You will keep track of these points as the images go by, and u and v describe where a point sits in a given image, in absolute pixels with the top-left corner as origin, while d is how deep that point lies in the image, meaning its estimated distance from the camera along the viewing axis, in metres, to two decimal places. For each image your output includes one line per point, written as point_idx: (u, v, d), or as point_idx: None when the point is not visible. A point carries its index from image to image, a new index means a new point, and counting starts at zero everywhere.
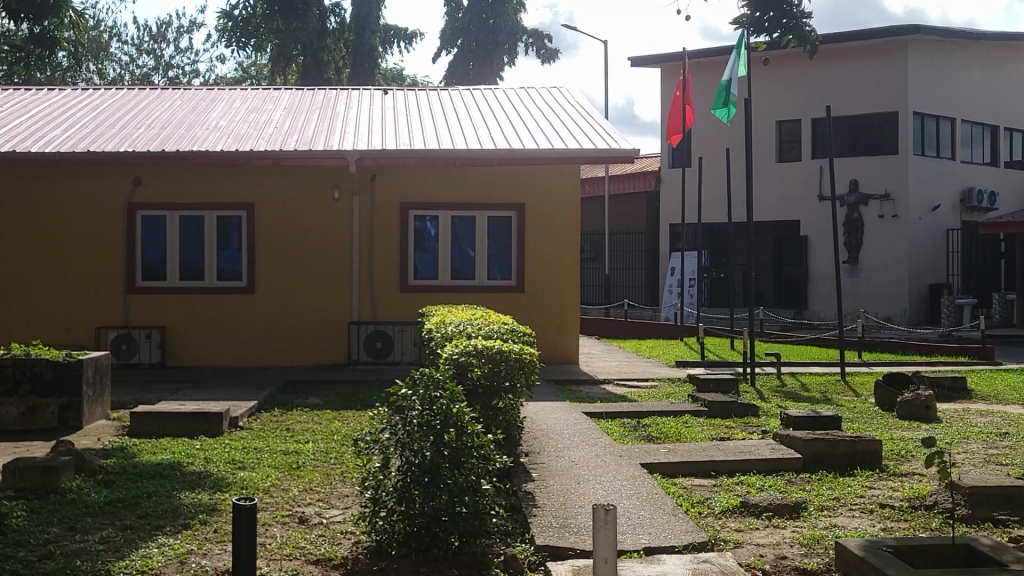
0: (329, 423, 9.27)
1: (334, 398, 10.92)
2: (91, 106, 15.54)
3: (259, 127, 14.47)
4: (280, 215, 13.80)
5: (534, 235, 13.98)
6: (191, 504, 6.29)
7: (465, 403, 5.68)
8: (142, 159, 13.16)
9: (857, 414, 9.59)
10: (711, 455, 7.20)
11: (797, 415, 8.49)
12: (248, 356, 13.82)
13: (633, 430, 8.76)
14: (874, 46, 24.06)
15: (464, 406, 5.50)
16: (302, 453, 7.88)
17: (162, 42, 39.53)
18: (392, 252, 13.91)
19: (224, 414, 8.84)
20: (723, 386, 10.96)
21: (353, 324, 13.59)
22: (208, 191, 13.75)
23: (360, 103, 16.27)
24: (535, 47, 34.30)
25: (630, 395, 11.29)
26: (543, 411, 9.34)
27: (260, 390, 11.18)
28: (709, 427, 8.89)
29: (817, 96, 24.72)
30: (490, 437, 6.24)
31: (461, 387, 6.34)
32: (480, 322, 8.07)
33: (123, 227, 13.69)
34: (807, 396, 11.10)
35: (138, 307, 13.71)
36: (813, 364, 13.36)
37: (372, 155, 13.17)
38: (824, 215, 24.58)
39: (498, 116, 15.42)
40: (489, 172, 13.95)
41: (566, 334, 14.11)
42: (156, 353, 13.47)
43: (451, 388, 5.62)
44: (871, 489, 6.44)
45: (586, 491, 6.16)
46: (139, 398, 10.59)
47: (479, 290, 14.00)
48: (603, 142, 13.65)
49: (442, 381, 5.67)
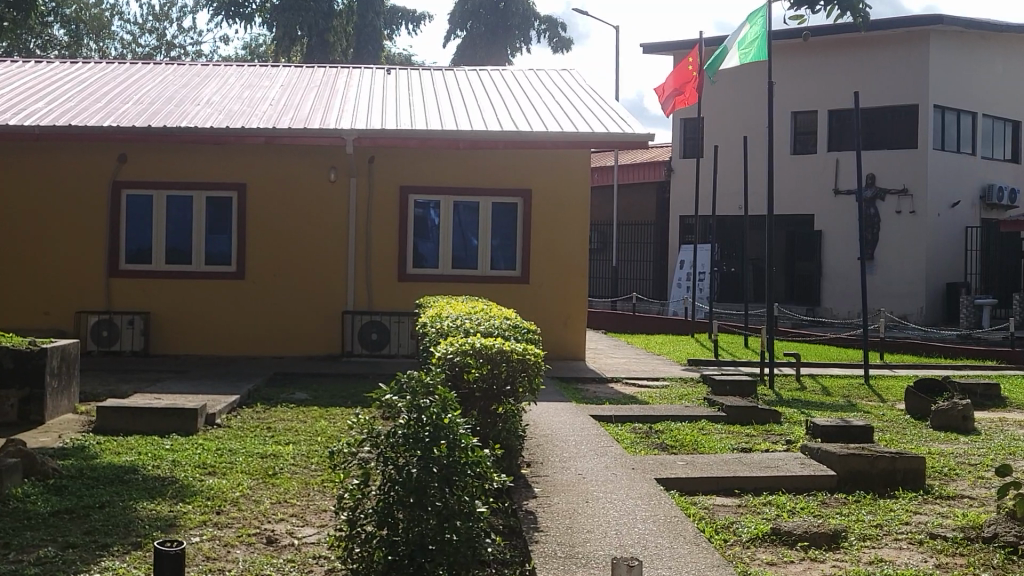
0: (314, 423, 8.53)
1: (323, 393, 10.19)
2: (78, 79, 14.80)
3: (252, 104, 13.73)
4: (272, 199, 13.06)
5: (541, 222, 13.23)
6: (147, 517, 5.53)
7: (461, 412, 4.92)
8: (128, 135, 12.41)
9: (887, 423, 8.85)
10: (734, 470, 6.46)
11: (825, 424, 7.75)
12: (236, 346, 13.08)
13: (645, 436, 8.02)
14: (897, 35, 23.25)
15: (457, 414, 4.74)
16: (281, 457, 7.14)
17: (165, 21, 38.68)
18: (391, 238, 13.17)
19: (200, 410, 8.11)
20: (742, 389, 10.23)
21: (347, 315, 12.84)
22: (199, 170, 13.01)
23: (361, 81, 15.54)
24: (549, 33, 33.52)
25: (641, 396, 10.56)
26: (548, 412, 8.61)
27: (245, 382, 10.45)
28: (728, 435, 8.15)
29: (835, 86, 23.91)
30: (486, 450, 5.51)
31: (456, 391, 5.60)
32: (481, 316, 7.33)
33: (107, 206, 12.94)
34: (831, 401, 10.36)
35: (122, 292, 12.98)
36: (834, 366, 12.62)
37: (372, 134, 12.41)
38: (840, 209, 23.81)
39: (507, 97, 14.65)
40: (495, 154, 13.20)
41: (572, 328, 13.34)
42: (139, 341, 12.72)
43: (444, 393, 4.85)
44: (917, 516, 5.69)
45: (596, 512, 5.42)
46: (112, 389, 9.86)
47: (481, 281, 13.27)
48: (617, 125, 12.90)
49: (434, 386, 4.92)
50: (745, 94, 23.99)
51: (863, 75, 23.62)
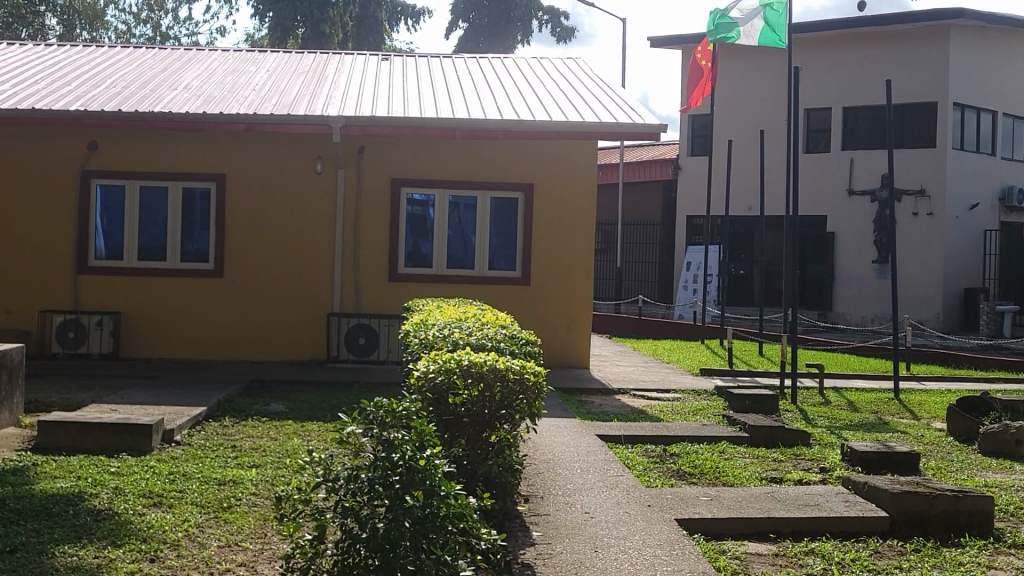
0: (285, 441, 7.57)
1: (301, 405, 9.24)
2: (49, 62, 13.84)
3: (234, 89, 12.78)
4: (254, 191, 12.11)
5: (544, 219, 12.28)
6: (63, 566, 4.56)
7: (441, 448, 3.98)
8: (97, 119, 11.46)
9: (929, 446, 7.90)
10: (768, 508, 5.50)
11: (864, 451, 6.81)
12: (214, 351, 12.12)
13: (659, 462, 7.07)
14: (915, 30, 22.26)
15: (436, 453, 3.78)
16: (241, 485, 6.18)
17: (161, 10, 37.69)
18: (381, 235, 12.23)
19: (156, 425, 7.15)
20: (764, 405, 9.27)
21: (333, 317, 11.89)
22: (175, 158, 12.06)
23: (352, 67, 14.58)
24: (551, 24, 32.57)
25: (651, 411, 9.62)
26: (548, 432, 7.66)
27: (215, 392, 9.49)
28: (753, 461, 7.20)
29: (852, 82, 22.94)
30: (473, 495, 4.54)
31: (437, 417, 4.66)
32: (474, 325, 6.38)
33: (75, 197, 11.99)
34: (861, 419, 9.41)
35: (91, 290, 12.03)
36: (859, 379, 11.66)
37: (361, 122, 11.45)
38: (854, 210, 22.84)
39: (506, 85, 13.68)
40: (494, 145, 12.25)
41: (576, 334, 12.38)
42: (108, 343, 11.74)
43: (422, 427, 3.91)
44: (992, 572, 4.74)
45: (606, 566, 4.44)
46: (68, 400, 8.91)
47: (479, 281, 12.32)
48: (627, 116, 11.92)
49: (409, 416, 3.97)
50: (757, 89, 23.05)
51: (880, 70, 22.64)
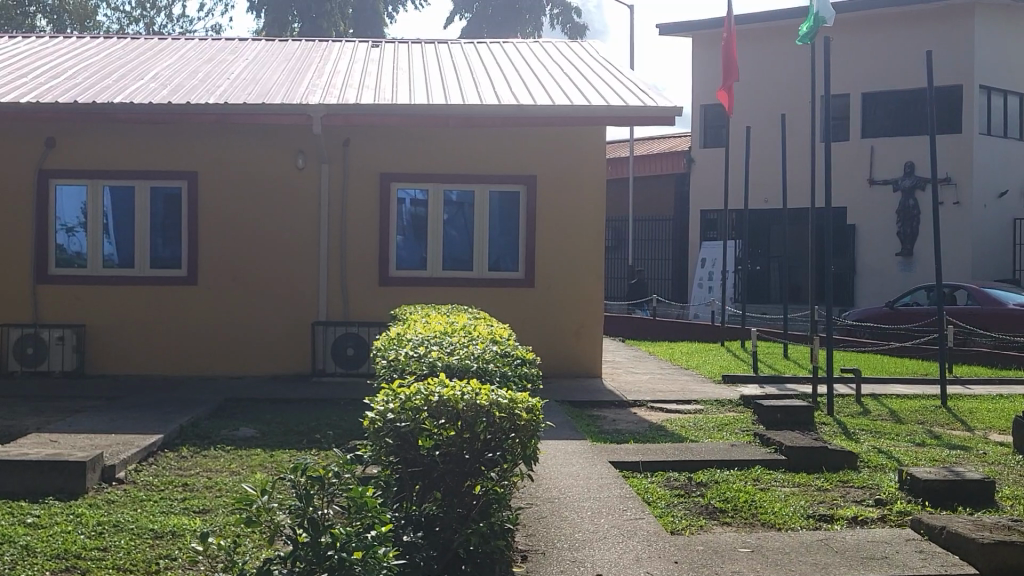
0: (247, 475, 6.51)
1: (276, 428, 8.17)
2: (10, 54, 12.78)
3: (209, 80, 11.69)
4: (229, 190, 11.04)
5: (546, 214, 11.20)
6: None
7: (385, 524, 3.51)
8: (52, 113, 10.39)
9: (998, 468, 6.79)
10: (826, 563, 4.40)
11: (931, 480, 5.73)
12: (189, 365, 11.07)
13: (685, 495, 5.97)
14: (936, 11, 21.03)
15: (371, 538, 3.35)
16: (180, 538, 5.10)
17: (153, 9, 36.57)
18: (369, 236, 11.15)
19: (92, 462, 6.07)
20: (800, 420, 8.17)
21: (319, 325, 10.78)
22: (143, 154, 11.01)
23: (339, 54, 13.46)
24: (561, 20, 31.50)
25: (671, 426, 8.53)
26: (554, 459, 6.58)
27: (179, 415, 8.41)
28: (796, 490, 6.11)
29: (871, 66, 21.80)
30: None
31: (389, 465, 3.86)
32: (459, 339, 5.35)
33: (33, 199, 10.95)
34: (908, 432, 8.31)
35: (51, 302, 10.98)
36: (900, 385, 10.54)
37: (342, 111, 10.35)
38: (876, 200, 21.70)
39: (510, 71, 12.56)
40: (489, 133, 11.18)
41: (585, 339, 11.26)
42: (71, 360, 10.71)
43: (361, 498, 3.45)
44: None
45: None
46: (9, 428, 7.85)
47: (479, 283, 11.24)
48: (637, 99, 10.80)
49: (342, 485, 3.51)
50: (773, 76, 21.94)
51: (901, 54, 21.46)
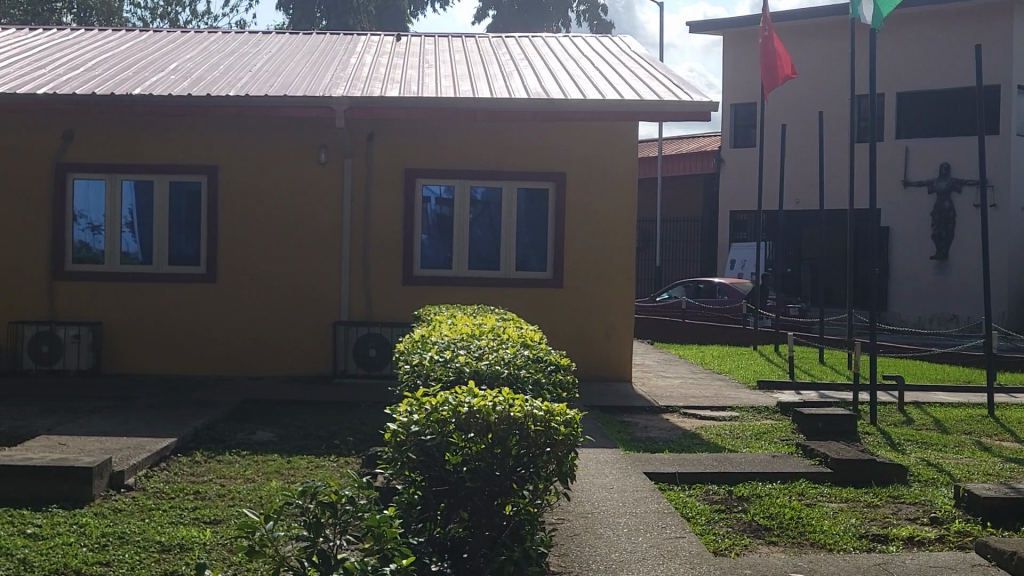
0: (264, 482, 6.19)
1: (295, 432, 7.85)
2: (29, 47, 12.51)
3: (231, 72, 11.38)
4: (249, 186, 10.73)
5: (576, 212, 10.84)
6: None
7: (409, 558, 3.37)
8: (68, 105, 10.09)
9: None
10: None
11: (991, 498, 5.36)
12: (207, 365, 10.77)
13: (726, 510, 5.60)
14: (975, 9, 20.51)
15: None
16: (188, 552, 4.76)
17: (179, 5, 36.44)
18: (394, 232, 10.81)
19: (100, 468, 5.75)
20: (842, 429, 7.78)
21: (340, 326, 10.44)
22: (162, 149, 10.71)
23: (366, 48, 13.14)
24: (588, 15, 31.19)
25: (706, 433, 8.17)
26: (586, 470, 6.24)
27: (193, 417, 8.10)
28: (844, 506, 5.74)
29: (907, 65, 21.32)
30: None
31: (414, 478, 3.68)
32: (490, 343, 5.04)
33: (50, 192, 10.67)
34: (957, 443, 7.92)
35: (68, 299, 10.71)
36: (944, 394, 10.13)
37: (367, 104, 10.01)
38: (910, 202, 21.26)
39: (541, 65, 12.21)
40: (517, 127, 10.83)
41: (614, 343, 10.89)
42: (86, 358, 10.41)
43: (387, 532, 3.30)
44: None
45: None
46: (19, 430, 7.54)
47: (506, 283, 10.89)
48: (672, 94, 10.40)
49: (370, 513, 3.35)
50: (807, 74, 21.55)
51: (939, 53, 20.96)
